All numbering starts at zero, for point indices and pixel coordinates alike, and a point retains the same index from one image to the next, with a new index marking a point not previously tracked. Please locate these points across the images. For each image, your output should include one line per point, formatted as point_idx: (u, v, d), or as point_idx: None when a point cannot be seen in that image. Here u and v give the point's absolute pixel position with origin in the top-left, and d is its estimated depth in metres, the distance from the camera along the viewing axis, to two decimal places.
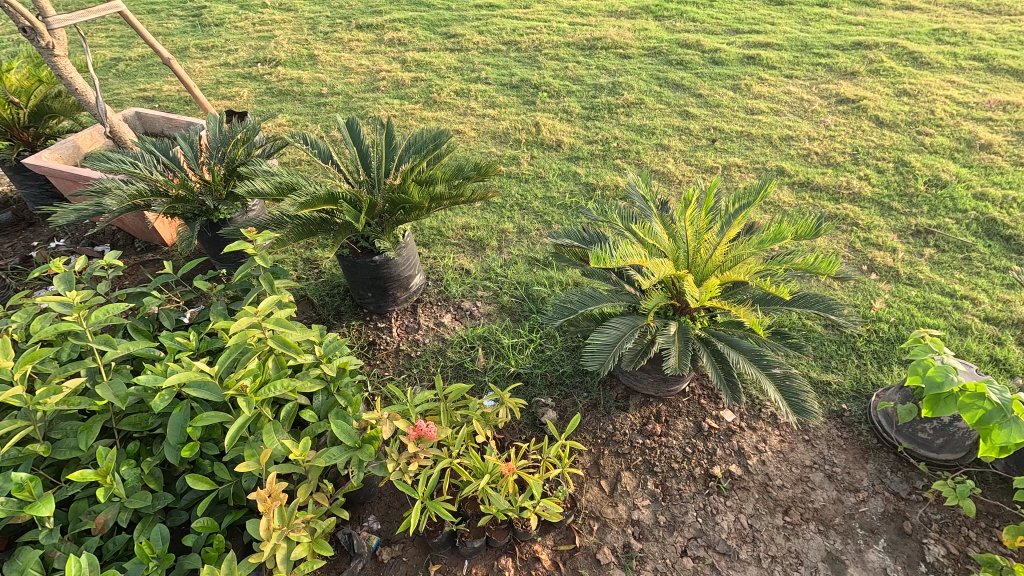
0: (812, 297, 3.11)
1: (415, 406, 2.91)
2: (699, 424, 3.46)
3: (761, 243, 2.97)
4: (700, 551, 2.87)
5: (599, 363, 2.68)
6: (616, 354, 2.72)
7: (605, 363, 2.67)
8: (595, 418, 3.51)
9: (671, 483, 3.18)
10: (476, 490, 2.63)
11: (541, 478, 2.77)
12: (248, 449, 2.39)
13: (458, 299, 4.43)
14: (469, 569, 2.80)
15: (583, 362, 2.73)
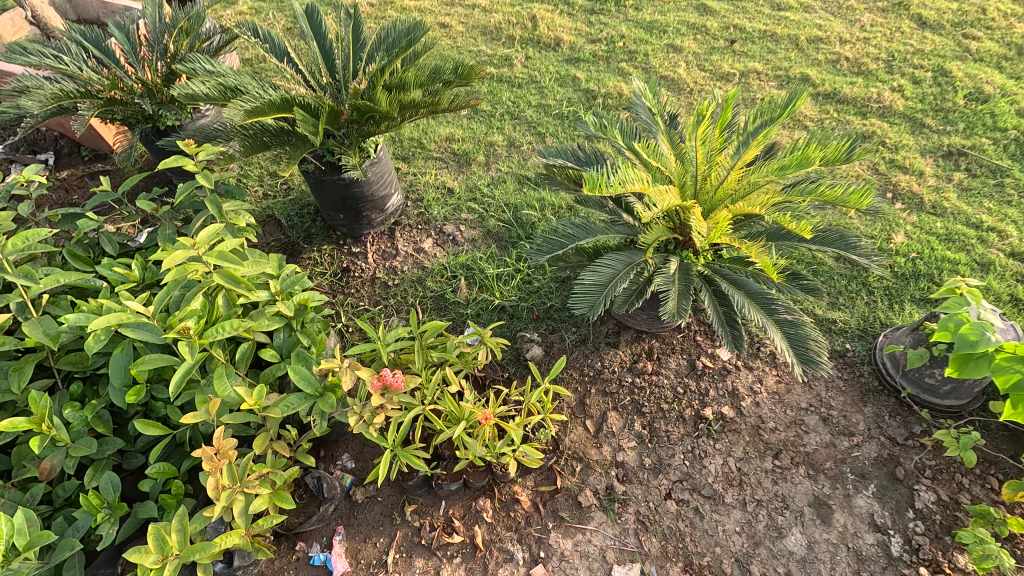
0: (831, 233, 2.75)
1: (386, 346, 2.66)
2: (693, 363, 3.27)
3: (782, 169, 2.54)
4: (685, 495, 2.80)
5: (590, 306, 2.38)
6: (608, 297, 2.42)
7: (595, 308, 2.38)
8: (584, 355, 3.30)
9: (659, 424, 3.03)
10: (451, 438, 2.46)
11: (521, 424, 2.61)
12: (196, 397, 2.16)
13: (440, 222, 4.05)
14: (446, 509, 2.73)
15: (570, 305, 2.44)
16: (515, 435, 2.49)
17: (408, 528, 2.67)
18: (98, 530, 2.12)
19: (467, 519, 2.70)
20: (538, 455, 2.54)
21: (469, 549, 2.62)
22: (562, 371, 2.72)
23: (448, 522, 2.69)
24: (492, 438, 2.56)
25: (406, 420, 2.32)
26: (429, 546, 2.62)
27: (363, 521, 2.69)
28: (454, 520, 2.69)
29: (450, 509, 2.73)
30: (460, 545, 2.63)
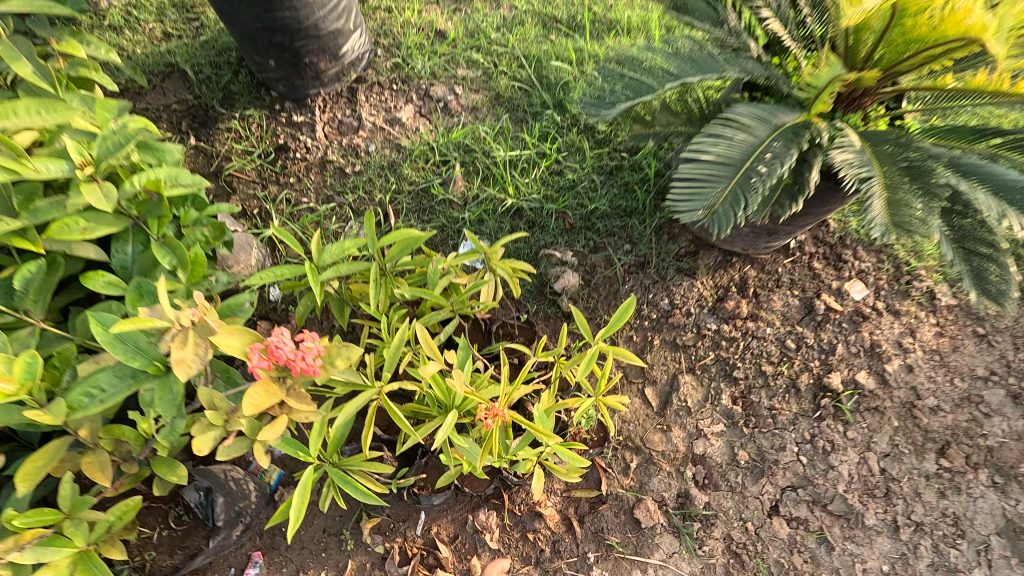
0: None
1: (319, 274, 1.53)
2: (810, 305, 2.12)
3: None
4: (801, 511, 1.79)
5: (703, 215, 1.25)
6: (739, 201, 1.27)
7: (719, 220, 1.26)
8: (642, 288, 2.15)
9: (759, 399, 1.96)
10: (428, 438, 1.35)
11: (550, 409, 1.54)
12: None
13: (426, 81, 2.67)
14: (427, 527, 1.73)
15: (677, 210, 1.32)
16: (544, 435, 1.41)
17: (367, 557, 1.71)
18: None
19: (460, 545, 1.72)
20: (583, 462, 1.49)
21: None
22: (627, 321, 1.58)
23: (430, 548, 1.71)
24: (502, 435, 1.49)
25: (341, 420, 1.21)
26: None
27: (296, 545, 1.71)
28: (439, 546, 1.71)
29: (433, 527, 1.73)
30: None
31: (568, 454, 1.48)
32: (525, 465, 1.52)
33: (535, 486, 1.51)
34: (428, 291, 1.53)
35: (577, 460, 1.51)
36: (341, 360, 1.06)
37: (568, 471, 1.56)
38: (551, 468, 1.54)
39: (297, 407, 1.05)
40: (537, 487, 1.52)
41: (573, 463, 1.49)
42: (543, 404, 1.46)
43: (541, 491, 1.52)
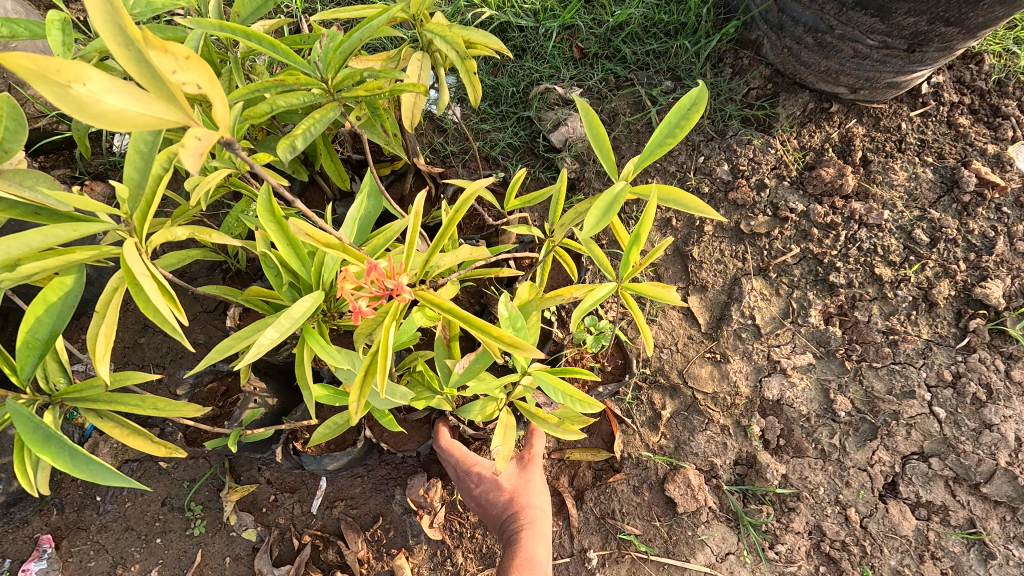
0: None
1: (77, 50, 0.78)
2: (952, 177, 1.34)
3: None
4: (935, 494, 1.11)
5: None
6: None
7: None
8: (689, 148, 1.40)
9: (872, 319, 1.23)
10: (246, 340, 0.62)
11: (529, 310, 0.83)
12: None
13: None
14: (328, 506, 1.06)
15: None
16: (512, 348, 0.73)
17: (228, 548, 1.05)
18: None
19: (380, 534, 1.05)
20: (589, 407, 0.78)
21: None
22: (688, 132, 0.75)
23: (332, 540, 1.05)
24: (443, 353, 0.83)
25: None
26: None
27: (115, 524, 1.05)
28: (346, 540, 1.04)
29: (339, 505, 1.06)
30: None
31: (560, 389, 0.79)
32: (481, 408, 0.84)
33: (498, 445, 0.81)
34: (248, 31, 0.66)
35: (579, 401, 0.78)
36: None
37: (560, 420, 0.86)
38: (530, 411, 0.85)
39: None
40: (502, 448, 0.81)
41: (570, 405, 0.78)
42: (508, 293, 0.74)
43: (507, 455, 0.81)
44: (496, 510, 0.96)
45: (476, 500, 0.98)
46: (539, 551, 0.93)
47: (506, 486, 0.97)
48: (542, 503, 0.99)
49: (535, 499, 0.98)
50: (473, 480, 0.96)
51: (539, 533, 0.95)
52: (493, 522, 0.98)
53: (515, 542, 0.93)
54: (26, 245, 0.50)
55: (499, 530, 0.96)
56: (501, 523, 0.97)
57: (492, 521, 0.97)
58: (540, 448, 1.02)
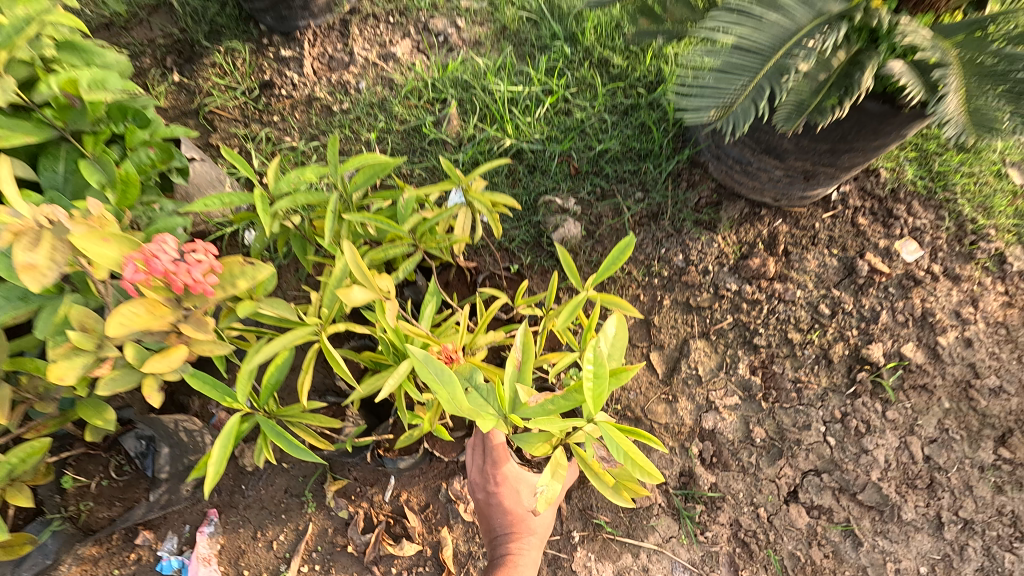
0: None
1: (268, 205, 1.33)
2: (850, 265, 1.81)
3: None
4: (824, 499, 1.55)
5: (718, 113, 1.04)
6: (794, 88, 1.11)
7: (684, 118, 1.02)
8: (654, 242, 1.90)
9: (782, 369, 1.69)
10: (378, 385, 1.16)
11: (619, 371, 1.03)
12: None
13: (423, 14, 2.43)
14: (395, 495, 1.55)
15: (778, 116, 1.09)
16: (589, 392, 0.91)
17: (328, 522, 1.55)
18: None
19: (430, 515, 1.54)
20: (648, 477, 0.97)
21: (431, 564, 1.52)
22: (622, 264, 1.31)
23: (398, 517, 1.54)
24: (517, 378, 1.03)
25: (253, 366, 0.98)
26: (362, 557, 1.52)
27: (254, 503, 1.56)
28: (408, 515, 1.53)
29: (402, 495, 1.55)
30: (417, 558, 1.52)
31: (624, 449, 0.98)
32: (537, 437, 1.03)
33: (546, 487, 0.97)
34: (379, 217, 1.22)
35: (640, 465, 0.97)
36: (245, 279, 0.91)
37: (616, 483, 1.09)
38: (586, 461, 1.09)
39: (193, 337, 0.89)
40: (548, 491, 0.97)
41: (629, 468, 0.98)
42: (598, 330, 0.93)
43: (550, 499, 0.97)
44: (500, 521, 1.42)
45: (486, 503, 1.42)
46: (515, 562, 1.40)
47: (513, 501, 1.41)
48: (536, 519, 1.44)
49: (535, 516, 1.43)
50: (492, 488, 1.41)
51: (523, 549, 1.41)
52: (494, 527, 1.44)
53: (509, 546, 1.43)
54: (285, 342, 1.03)
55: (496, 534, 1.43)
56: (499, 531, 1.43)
57: (493, 520, 1.43)
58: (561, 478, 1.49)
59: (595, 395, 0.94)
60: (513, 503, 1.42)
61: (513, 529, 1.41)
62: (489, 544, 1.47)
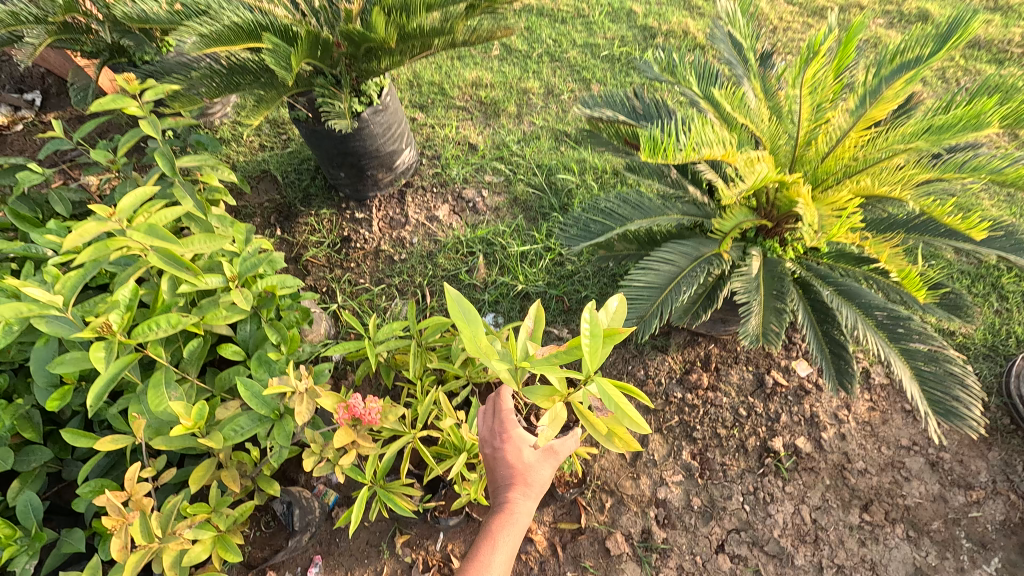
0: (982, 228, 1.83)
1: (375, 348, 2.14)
2: (761, 379, 2.57)
3: (937, 110, 1.83)
4: (743, 550, 2.23)
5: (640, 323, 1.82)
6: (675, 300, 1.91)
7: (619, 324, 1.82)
8: (623, 360, 2.68)
9: (713, 455, 2.42)
10: (447, 467, 1.93)
11: (611, 334, 1.32)
12: (132, 408, 1.75)
13: (459, 186, 3.40)
14: (443, 544, 2.23)
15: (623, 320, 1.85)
16: (588, 353, 1.22)
17: (395, 565, 2.21)
18: (14, 564, 1.74)
19: None
20: (633, 425, 1.33)
21: None
22: None
23: (444, 561, 2.21)
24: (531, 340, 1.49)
25: (386, 456, 1.79)
26: None
27: (346, 551, 2.23)
28: (452, 559, 2.21)
29: (447, 545, 2.23)
30: None
31: (614, 403, 1.34)
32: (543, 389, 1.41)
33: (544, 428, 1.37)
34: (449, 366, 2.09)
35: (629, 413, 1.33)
36: (393, 412, 1.72)
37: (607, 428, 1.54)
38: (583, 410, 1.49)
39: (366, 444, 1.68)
40: (545, 432, 1.37)
41: (619, 416, 1.33)
42: (596, 302, 1.24)
43: (546, 438, 1.37)
44: (505, 473, 1.72)
45: (493, 457, 1.73)
46: (516, 512, 1.72)
47: (515, 457, 1.70)
48: (535, 473, 1.73)
49: (532, 471, 1.73)
50: (499, 446, 1.71)
51: (523, 499, 1.74)
52: (500, 477, 1.74)
53: (507, 494, 1.74)
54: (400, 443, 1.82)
55: (502, 482, 1.74)
56: (504, 480, 1.73)
57: (498, 472, 1.73)
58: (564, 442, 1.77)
59: (592, 353, 1.27)
60: (515, 457, 1.70)
61: (514, 480, 1.72)
62: (492, 491, 1.78)
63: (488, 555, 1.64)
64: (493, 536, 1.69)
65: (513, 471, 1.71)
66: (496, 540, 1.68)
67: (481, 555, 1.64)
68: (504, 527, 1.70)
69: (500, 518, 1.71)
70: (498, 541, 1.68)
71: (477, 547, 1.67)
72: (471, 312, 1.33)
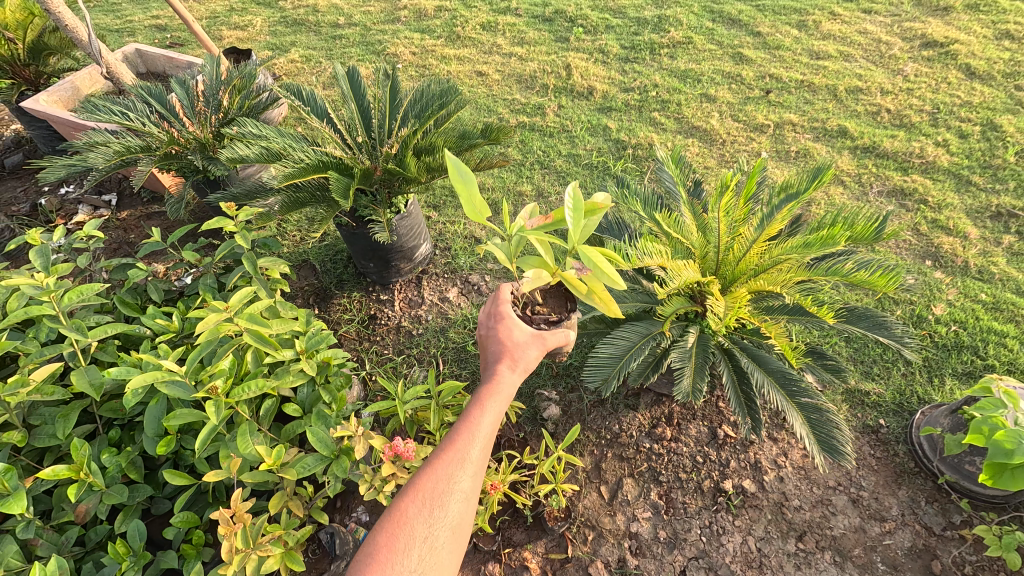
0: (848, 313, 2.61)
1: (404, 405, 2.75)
2: (714, 431, 3.15)
3: (812, 229, 2.63)
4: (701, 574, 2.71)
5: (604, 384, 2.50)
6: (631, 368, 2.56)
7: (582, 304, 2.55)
8: (602, 417, 3.27)
9: (675, 495, 2.96)
10: None
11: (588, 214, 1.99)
12: (224, 451, 2.32)
13: (466, 272, 4.13)
14: None
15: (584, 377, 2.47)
16: (569, 218, 1.89)
17: None
18: None
19: None
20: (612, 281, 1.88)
21: None
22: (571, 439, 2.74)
23: None
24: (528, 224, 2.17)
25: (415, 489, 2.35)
26: None
27: None
28: None
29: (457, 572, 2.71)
30: None
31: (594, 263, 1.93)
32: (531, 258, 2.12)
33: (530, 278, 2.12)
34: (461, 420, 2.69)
35: (604, 269, 1.90)
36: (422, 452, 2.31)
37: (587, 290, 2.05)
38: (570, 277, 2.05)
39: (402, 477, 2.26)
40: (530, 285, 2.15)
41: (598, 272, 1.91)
42: (576, 183, 1.93)
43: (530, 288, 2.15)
44: (497, 348, 2.09)
45: (489, 339, 2.13)
46: (505, 383, 1.96)
47: (507, 335, 2.10)
48: (522, 351, 2.07)
49: (519, 350, 2.07)
50: (495, 328, 2.14)
51: (510, 373, 2.00)
52: (492, 356, 2.09)
53: (497, 367, 2.02)
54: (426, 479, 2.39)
55: (494, 356, 2.07)
56: (496, 357, 2.07)
57: (492, 350, 2.10)
58: (550, 335, 2.15)
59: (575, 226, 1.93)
60: (506, 336, 2.11)
61: (505, 353, 2.06)
62: (482, 372, 2.04)
63: (478, 415, 1.80)
64: (487, 401, 1.87)
65: (505, 348, 2.07)
66: (489, 404, 1.86)
67: (473, 418, 1.80)
68: (493, 394, 1.89)
69: (491, 383, 1.94)
70: (490, 404, 1.85)
71: (468, 413, 1.83)
72: (468, 176, 1.98)
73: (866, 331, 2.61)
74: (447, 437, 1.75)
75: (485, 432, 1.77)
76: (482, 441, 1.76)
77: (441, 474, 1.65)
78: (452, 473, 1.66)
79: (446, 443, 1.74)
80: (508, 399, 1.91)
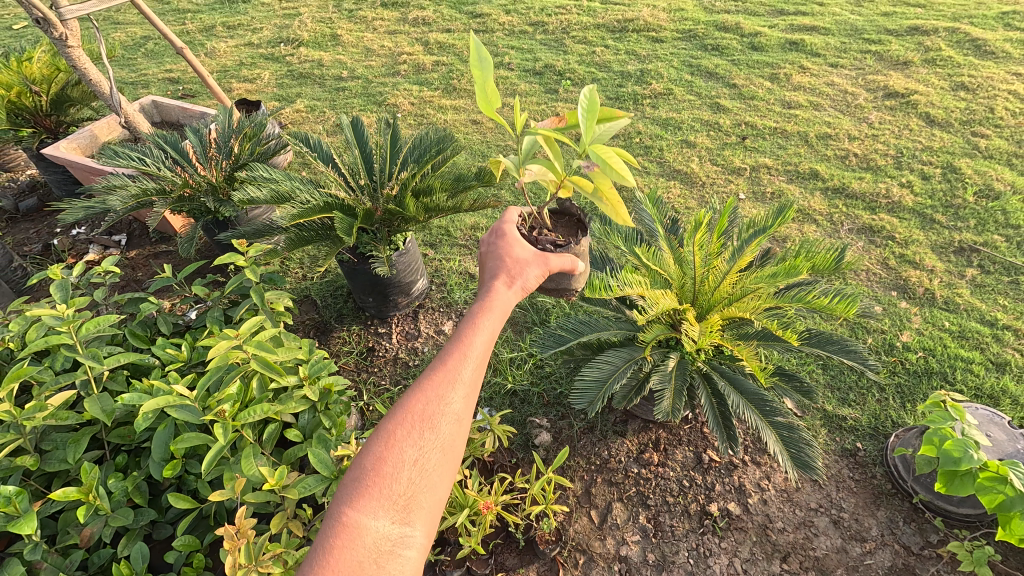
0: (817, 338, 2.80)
1: None
2: (699, 456, 3.27)
3: (778, 261, 2.87)
4: None
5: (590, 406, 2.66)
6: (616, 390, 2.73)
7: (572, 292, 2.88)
8: (591, 443, 3.39)
9: (663, 518, 3.05)
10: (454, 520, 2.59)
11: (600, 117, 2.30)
12: (229, 472, 2.43)
13: (461, 306, 4.33)
14: None
15: (572, 400, 2.63)
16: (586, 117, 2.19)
17: None
18: None
19: None
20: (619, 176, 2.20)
21: None
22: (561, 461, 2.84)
23: None
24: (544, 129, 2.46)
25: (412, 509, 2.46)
26: None
27: None
28: None
29: None
30: None
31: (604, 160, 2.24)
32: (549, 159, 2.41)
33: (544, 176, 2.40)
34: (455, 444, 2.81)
35: (615, 165, 2.21)
36: None
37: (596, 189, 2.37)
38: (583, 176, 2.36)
39: None
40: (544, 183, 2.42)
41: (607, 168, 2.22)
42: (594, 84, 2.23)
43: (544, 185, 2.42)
44: (501, 261, 2.31)
45: (493, 257, 2.35)
46: (502, 297, 2.13)
47: (510, 252, 2.33)
48: (523, 266, 2.29)
49: (518, 267, 2.27)
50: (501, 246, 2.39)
51: (506, 295, 2.14)
52: (494, 273, 2.28)
53: (495, 283, 2.18)
54: None
55: (498, 267, 2.29)
56: (497, 273, 2.25)
57: (495, 265, 2.30)
58: (551, 255, 2.39)
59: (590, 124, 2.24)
60: (508, 254, 2.33)
61: (506, 267, 2.27)
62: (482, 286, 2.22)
63: (472, 335, 1.92)
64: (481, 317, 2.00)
65: (508, 261, 2.30)
66: (483, 321, 1.98)
67: (465, 338, 1.91)
68: (488, 313, 2.02)
69: (487, 301, 2.09)
70: (485, 317, 2.00)
71: (462, 333, 1.93)
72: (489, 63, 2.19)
73: (833, 355, 2.80)
74: (439, 361, 1.85)
75: (477, 352, 1.87)
76: (474, 363, 1.86)
77: (431, 396, 1.75)
78: (443, 394, 1.76)
79: (439, 365, 1.84)
80: (503, 316, 2.04)
